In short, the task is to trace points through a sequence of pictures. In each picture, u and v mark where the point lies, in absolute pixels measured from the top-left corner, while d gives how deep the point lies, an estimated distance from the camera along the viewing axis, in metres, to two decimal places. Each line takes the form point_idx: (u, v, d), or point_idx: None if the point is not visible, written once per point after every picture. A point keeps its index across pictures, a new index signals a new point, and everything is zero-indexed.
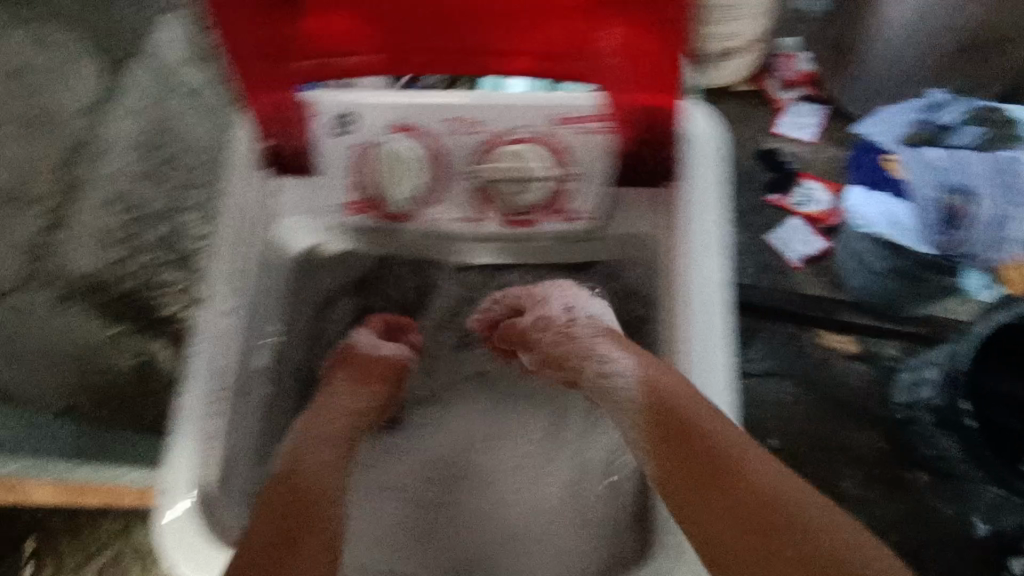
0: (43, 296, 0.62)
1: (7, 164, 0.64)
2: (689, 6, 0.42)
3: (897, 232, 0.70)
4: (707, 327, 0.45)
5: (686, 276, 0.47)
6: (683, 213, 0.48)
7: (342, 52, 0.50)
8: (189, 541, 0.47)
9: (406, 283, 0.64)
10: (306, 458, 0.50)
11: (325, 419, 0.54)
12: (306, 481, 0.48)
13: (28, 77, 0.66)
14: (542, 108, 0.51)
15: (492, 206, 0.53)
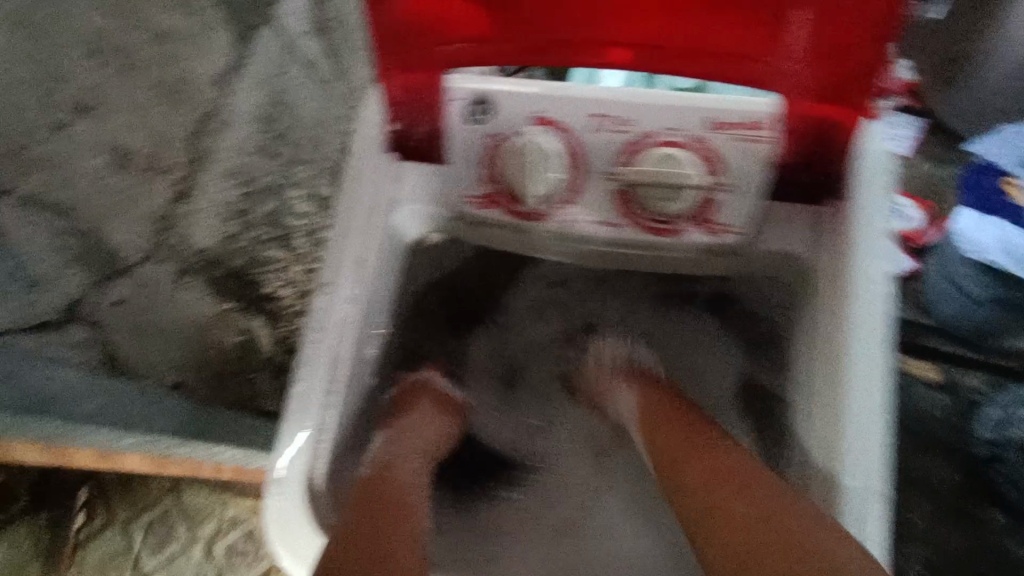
0: (165, 269, 0.67)
1: (148, 130, 0.69)
2: (905, 12, 0.38)
3: (1012, 261, 0.63)
4: (866, 370, 0.42)
5: (843, 315, 0.44)
6: (847, 239, 0.45)
7: (495, 35, 0.47)
8: (294, 530, 0.46)
9: (494, 280, 0.65)
10: (389, 476, 0.50)
11: (410, 441, 0.54)
12: (398, 496, 0.48)
13: (170, 43, 0.71)
14: (700, 109, 0.47)
15: (631, 210, 0.50)
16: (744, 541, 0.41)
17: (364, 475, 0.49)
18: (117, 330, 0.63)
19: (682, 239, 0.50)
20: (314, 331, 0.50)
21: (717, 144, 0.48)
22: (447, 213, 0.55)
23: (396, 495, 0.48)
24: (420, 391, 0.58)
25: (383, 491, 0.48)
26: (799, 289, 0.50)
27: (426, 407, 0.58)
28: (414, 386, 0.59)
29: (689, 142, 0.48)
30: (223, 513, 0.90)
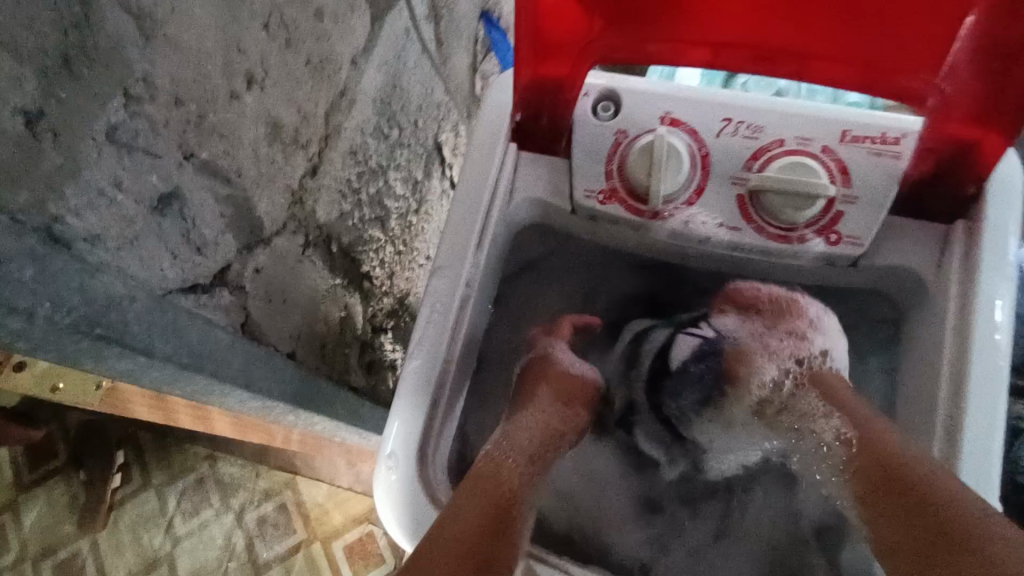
0: (295, 243, 0.52)
1: (282, 85, 0.45)
2: None
3: None
4: (982, 385, 0.44)
5: (966, 337, 0.45)
6: (976, 269, 0.46)
7: (644, 36, 0.49)
8: (410, 504, 0.47)
9: (571, 267, 0.61)
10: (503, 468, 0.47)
11: (527, 420, 0.52)
12: (508, 492, 0.46)
13: (328, 6, 0.48)
14: (830, 121, 0.49)
15: (753, 216, 0.51)
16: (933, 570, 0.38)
17: (477, 467, 0.46)
18: (254, 302, 0.47)
19: (804, 248, 0.50)
20: (433, 313, 0.51)
21: (847, 157, 0.49)
22: (563, 208, 0.55)
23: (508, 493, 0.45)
24: (552, 368, 0.56)
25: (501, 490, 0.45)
26: (914, 309, 0.51)
27: (549, 390, 0.55)
28: (543, 369, 0.56)
29: (822, 152, 0.49)
30: (256, 485, 1.12)
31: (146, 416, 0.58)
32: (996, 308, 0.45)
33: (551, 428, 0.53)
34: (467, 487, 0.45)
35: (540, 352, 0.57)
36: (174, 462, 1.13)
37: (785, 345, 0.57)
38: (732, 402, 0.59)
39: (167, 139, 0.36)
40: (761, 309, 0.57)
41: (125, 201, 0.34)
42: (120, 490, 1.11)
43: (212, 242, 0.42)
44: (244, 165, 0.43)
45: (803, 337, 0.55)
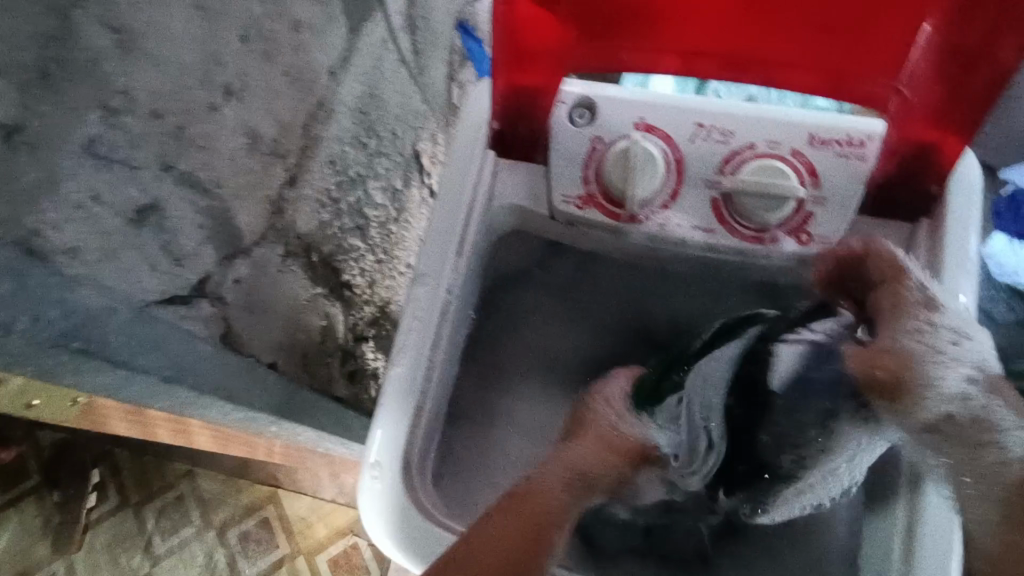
0: (276, 253, 0.52)
1: (262, 98, 0.45)
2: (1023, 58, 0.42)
3: None
4: None
5: None
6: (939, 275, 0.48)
7: (618, 44, 0.50)
8: (398, 511, 0.48)
9: (536, 287, 0.60)
10: (549, 503, 0.46)
11: (571, 458, 0.48)
12: (547, 526, 0.45)
13: (306, 18, 0.48)
14: (799, 125, 0.50)
15: (727, 218, 0.52)
16: None
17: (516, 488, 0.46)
18: (235, 313, 0.47)
19: (776, 248, 0.52)
20: (415, 321, 0.51)
21: (816, 160, 0.50)
22: (541, 213, 0.56)
23: (547, 528, 0.45)
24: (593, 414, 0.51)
25: (543, 533, 0.45)
26: None
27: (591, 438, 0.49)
28: (601, 412, 0.51)
29: (791, 155, 0.50)
30: (238, 501, 1.11)
31: (124, 432, 0.57)
32: (959, 302, 0.47)
33: (588, 468, 0.48)
34: (512, 509, 0.45)
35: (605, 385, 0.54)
36: (153, 481, 1.11)
37: (922, 335, 0.41)
38: (908, 409, 0.41)
39: (146, 151, 0.35)
40: (907, 305, 0.43)
41: (105, 213, 0.34)
42: (94, 513, 1.09)
43: (191, 254, 0.41)
44: (223, 176, 0.43)
45: (965, 334, 0.41)
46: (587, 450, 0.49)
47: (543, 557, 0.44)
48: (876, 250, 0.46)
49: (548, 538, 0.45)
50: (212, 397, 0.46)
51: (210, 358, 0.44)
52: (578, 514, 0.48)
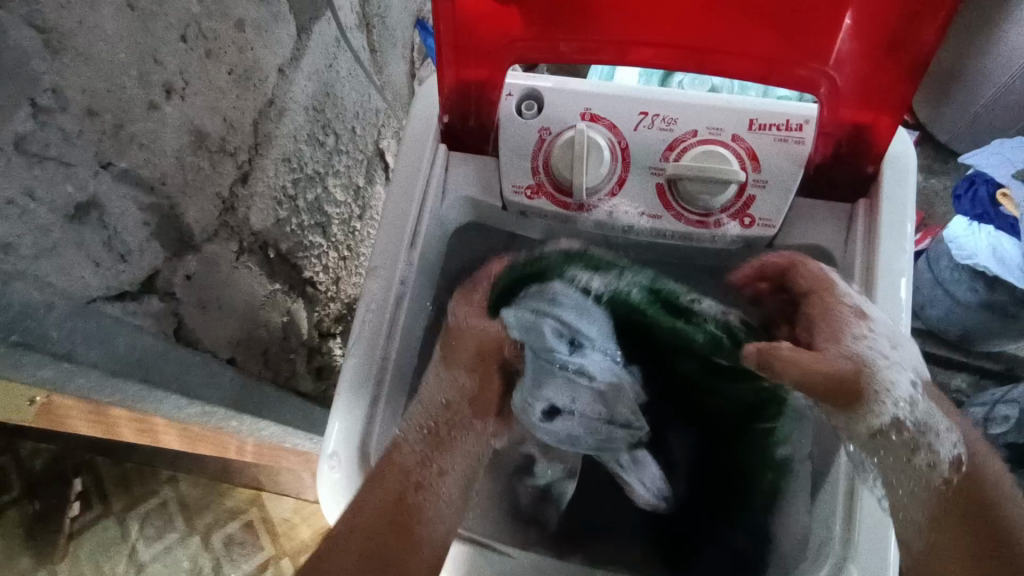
0: (230, 249, 0.53)
1: (207, 97, 0.46)
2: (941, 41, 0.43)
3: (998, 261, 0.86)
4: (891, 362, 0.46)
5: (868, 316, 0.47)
6: (879, 247, 0.49)
7: (558, 36, 0.51)
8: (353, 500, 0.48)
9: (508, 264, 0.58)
10: (402, 467, 0.47)
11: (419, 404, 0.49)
12: (418, 478, 0.47)
13: (250, 17, 0.49)
14: (738, 111, 0.51)
15: (673, 204, 0.53)
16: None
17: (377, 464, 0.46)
18: (187, 308, 0.48)
19: (721, 232, 0.53)
20: (368, 313, 0.52)
21: (756, 144, 0.51)
22: (494, 205, 0.57)
23: (416, 485, 0.47)
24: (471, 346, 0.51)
25: (409, 507, 0.46)
26: None
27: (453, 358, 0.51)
28: (465, 321, 0.52)
29: (732, 140, 0.51)
30: (222, 505, 1.09)
31: (88, 430, 0.57)
32: (900, 285, 0.48)
33: (448, 401, 0.50)
34: (375, 490, 0.45)
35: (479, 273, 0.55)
36: (135, 488, 1.08)
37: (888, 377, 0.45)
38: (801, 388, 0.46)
39: (81, 148, 0.36)
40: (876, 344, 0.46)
41: (39, 209, 0.34)
42: (79, 520, 1.05)
43: (136, 250, 0.42)
44: (168, 174, 0.43)
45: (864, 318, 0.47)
46: (440, 382, 0.50)
47: (421, 504, 0.47)
48: (807, 270, 0.50)
49: (418, 504, 0.46)
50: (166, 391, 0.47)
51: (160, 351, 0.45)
52: (445, 462, 0.49)
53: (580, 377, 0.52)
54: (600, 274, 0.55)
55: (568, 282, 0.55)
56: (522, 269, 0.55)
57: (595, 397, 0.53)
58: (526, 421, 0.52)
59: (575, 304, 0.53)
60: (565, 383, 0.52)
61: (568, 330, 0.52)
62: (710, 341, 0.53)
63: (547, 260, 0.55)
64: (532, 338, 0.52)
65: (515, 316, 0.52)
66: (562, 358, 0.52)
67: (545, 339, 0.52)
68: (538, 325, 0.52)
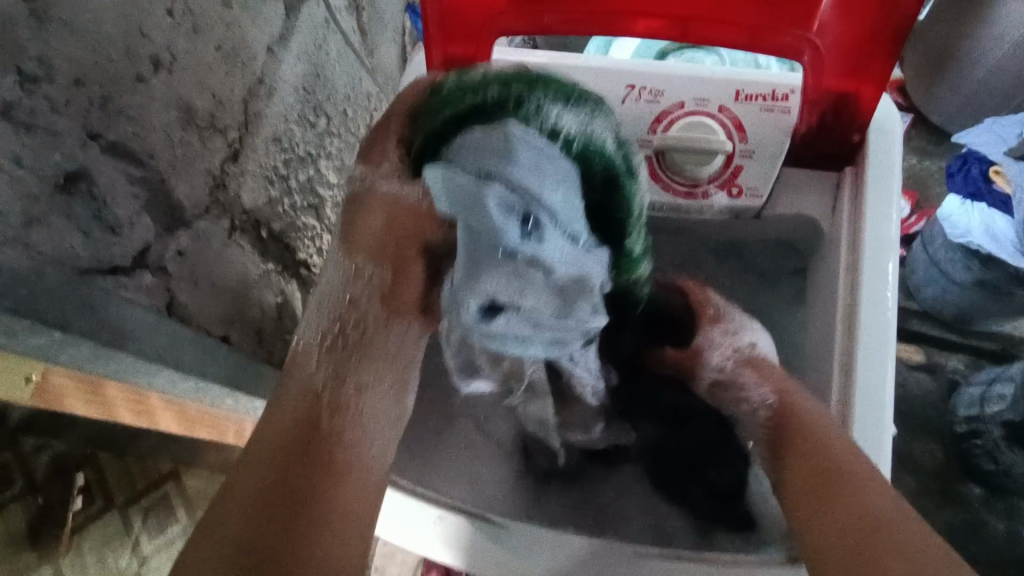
0: (221, 226, 0.53)
1: (196, 72, 0.46)
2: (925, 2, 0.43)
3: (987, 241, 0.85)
4: (879, 327, 0.46)
5: (857, 287, 0.48)
6: (868, 213, 0.49)
7: (543, 9, 0.51)
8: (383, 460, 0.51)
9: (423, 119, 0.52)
10: (310, 379, 0.46)
11: (323, 298, 0.49)
12: (336, 398, 0.46)
13: None
14: (723, 81, 0.51)
15: (663, 175, 0.53)
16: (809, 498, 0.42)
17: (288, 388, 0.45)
18: (178, 285, 0.49)
19: (709, 202, 0.54)
20: None
21: (742, 115, 0.51)
22: None
23: (334, 407, 0.45)
24: (375, 214, 0.49)
25: (322, 421, 0.44)
26: (816, 254, 0.54)
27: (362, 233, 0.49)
28: (380, 182, 0.49)
29: (719, 111, 0.52)
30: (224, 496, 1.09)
31: (84, 411, 0.56)
32: (888, 269, 0.48)
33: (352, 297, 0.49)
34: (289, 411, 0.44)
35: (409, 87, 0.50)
36: (136, 481, 1.07)
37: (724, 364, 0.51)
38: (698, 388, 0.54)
39: (69, 119, 0.36)
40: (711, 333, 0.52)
41: (26, 177, 0.35)
42: (80, 515, 1.04)
43: (126, 223, 0.43)
44: (156, 148, 0.44)
45: (733, 331, 0.52)
46: (342, 274, 0.50)
47: (343, 424, 0.45)
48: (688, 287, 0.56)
49: (335, 428, 0.45)
50: (164, 365, 0.47)
51: (159, 327, 0.46)
52: (361, 377, 0.47)
53: (532, 267, 0.38)
54: (568, 112, 0.41)
55: (529, 123, 0.40)
56: (456, 98, 0.42)
57: (548, 287, 0.39)
58: (456, 317, 0.41)
59: (533, 160, 0.38)
60: (511, 274, 0.37)
61: (524, 201, 0.37)
62: (638, 217, 0.44)
63: (481, 84, 0.42)
64: (469, 209, 0.37)
65: (448, 179, 0.37)
66: (512, 243, 0.36)
67: (489, 217, 0.36)
68: (480, 194, 0.36)
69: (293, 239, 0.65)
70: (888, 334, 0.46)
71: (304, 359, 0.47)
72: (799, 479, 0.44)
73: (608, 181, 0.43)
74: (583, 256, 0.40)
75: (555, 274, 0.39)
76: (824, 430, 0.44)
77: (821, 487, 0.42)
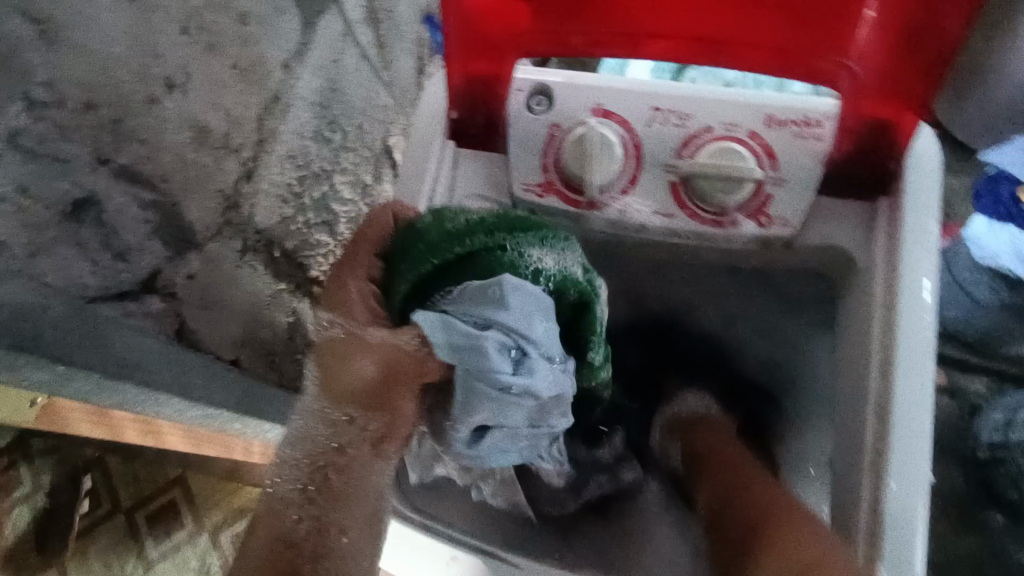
0: (233, 248, 0.52)
1: (210, 92, 0.45)
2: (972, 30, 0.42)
3: None
4: (915, 368, 0.44)
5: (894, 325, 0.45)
6: (904, 246, 0.47)
7: (568, 30, 0.49)
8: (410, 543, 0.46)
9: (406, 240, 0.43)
10: (281, 534, 0.32)
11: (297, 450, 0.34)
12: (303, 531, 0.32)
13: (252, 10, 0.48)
14: (753, 107, 0.49)
15: (688, 202, 0.51)
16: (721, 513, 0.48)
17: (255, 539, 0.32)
18: (188, 309, 0.47)
19: (737, 231, 0.52)
20: None
21: (774, 141, 0.49)
22: (503, 203, 0.56)
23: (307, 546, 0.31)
24: (346, 351, 0.36)
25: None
26: (848, 285, 0.52)
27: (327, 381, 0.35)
28: (362, 330, 0.37)
29: (749, 137, 0.49)
30: (230, 504, 1.08)
31: (89, 432, 0.55)
32: (923, 287, 0.46)
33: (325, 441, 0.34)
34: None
35: (368, 222, 0.44)
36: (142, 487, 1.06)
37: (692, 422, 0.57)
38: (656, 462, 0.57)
39: (78, 144, 0.35)
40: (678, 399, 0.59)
41: (33, 206, 0.33)
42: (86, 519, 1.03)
43: (135, 249, 0.41)
44: (168, 170, 0.42)
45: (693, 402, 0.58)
46: (321, 415, 0.34)
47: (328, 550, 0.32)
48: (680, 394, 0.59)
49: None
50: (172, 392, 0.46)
51: (167, 354, 0.45)
52: (342, 519, 0.33)
53: (523, 398, 0.38)
54: (546, 252, 0.42)
55: (518, 270, 0.40)
56: (436, 248, 0.40)
57: (530, 412, 0.40)
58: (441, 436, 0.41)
59: (523, 303, 0.38)
60: (501, 402, 0.38)
61: (514, 340, 0.38)
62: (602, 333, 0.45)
63: (463, 230, 0.41)
64: (469, 356, 0.36)
65: (444, 326, 0.36)
66: (506, 382, 0.37)
67: (487, 360, 0.36)
68: (479, 341, 0.36)
69: (306, 257, 0.63)
70: (924, 352, 0.44)
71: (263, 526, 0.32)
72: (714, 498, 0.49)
73: (578, 306, 0.44)
74: (562, 375, 0.41)
75: (541, 399, 0.40)
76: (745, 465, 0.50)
77: (738, 496, 0.47)
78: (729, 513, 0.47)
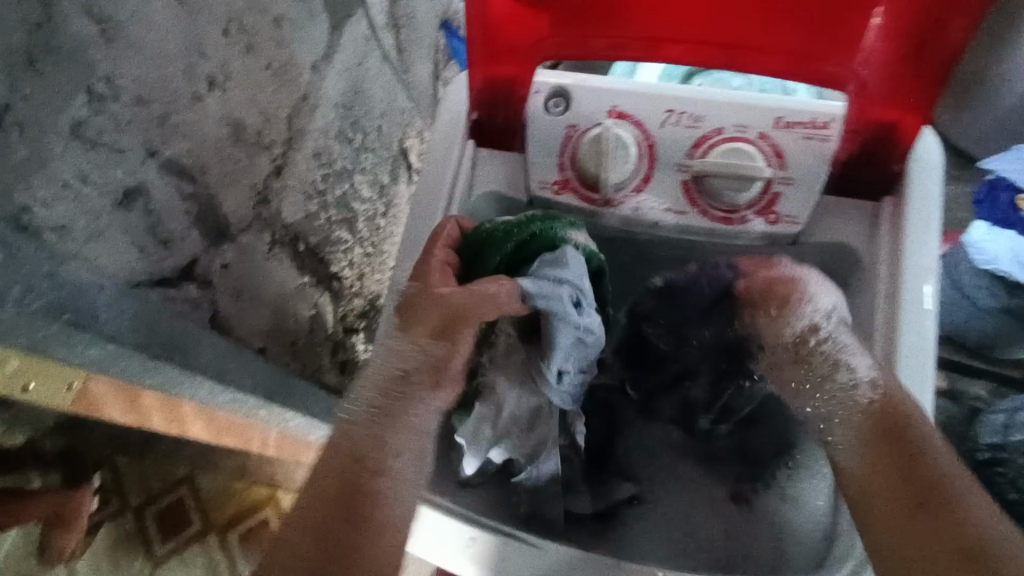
0: (263, 241, 0.54)
1: (247, 91, 0.47)
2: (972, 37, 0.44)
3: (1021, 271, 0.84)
4: (918, 365, 0.46)
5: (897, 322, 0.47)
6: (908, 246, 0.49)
7: (587, 35, 0.52)
8: (440, 534, 0.48)
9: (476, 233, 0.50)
10: (354, 446, 0.43)
11: (374, 376, 0.46)
12: (370, 446, 0.43)
13: (286, 14, 0.50)
14: (763, 109, 0.51)
15: (700, 199, 0.54)
16: (906, 531, 0.39)
17: (335, 458, 0.42)
18: (221, 297, 0.50)
19: (746, 228, 0.54)
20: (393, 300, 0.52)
21: (782, 142, 0.51)
22: (520, 201, 0.58)
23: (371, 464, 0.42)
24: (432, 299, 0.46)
25: (363, 485, 0.42)
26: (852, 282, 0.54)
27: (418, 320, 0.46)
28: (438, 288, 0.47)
29: (758, 138, 0.52)
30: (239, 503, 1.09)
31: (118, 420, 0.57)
32: (926, 287, 0.48)
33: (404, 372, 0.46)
34: (324, 489, 0.41)
35: (433, 233, 0.50)
36: (153, 485, 1.08)
37: (826, 346, 0.47)
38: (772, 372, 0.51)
39: (131, 136, 0.37)
40: (796, 296, 0.49)
41: (90, 194, 0.35)
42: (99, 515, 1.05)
43: (177, 237, 0.43)
44: (208, 164, 0.45)
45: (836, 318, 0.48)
46: (403, 348, 0.46)
47: (389, 471, 0.43)
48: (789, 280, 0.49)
49: (378, 488, 0.42)
50: (206, 376, 0.48)
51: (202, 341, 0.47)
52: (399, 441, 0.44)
53: (586, 335, 0.49)
54: (580, 233, 0.50)
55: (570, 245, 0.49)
56: (504, 233, 0.49)
57: (587, 353, 0.50)
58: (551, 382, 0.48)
59: (581, 266, 0.48)
60: (573, 339, 0.48)
61: (581, 292, 0.48)
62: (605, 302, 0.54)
63: (521, 220, 0.50)
64: (554, 304, 0.46)
65: (532, 284, 0.47)
66: (576, 322, 0.48)
67: (564, 306, 0.47)
68: (558, 291, 0.47)
69: (327, 252, 0.66)
70: (926, 352, 0.46)
71: (340, 448, 0.43)
72: (895, 505, 0.40)
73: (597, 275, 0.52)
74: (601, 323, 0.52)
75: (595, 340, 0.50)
76: (931, 470, 0.40)
77: (921, 515, 0.39)
78: (908, 538, 0.39)
